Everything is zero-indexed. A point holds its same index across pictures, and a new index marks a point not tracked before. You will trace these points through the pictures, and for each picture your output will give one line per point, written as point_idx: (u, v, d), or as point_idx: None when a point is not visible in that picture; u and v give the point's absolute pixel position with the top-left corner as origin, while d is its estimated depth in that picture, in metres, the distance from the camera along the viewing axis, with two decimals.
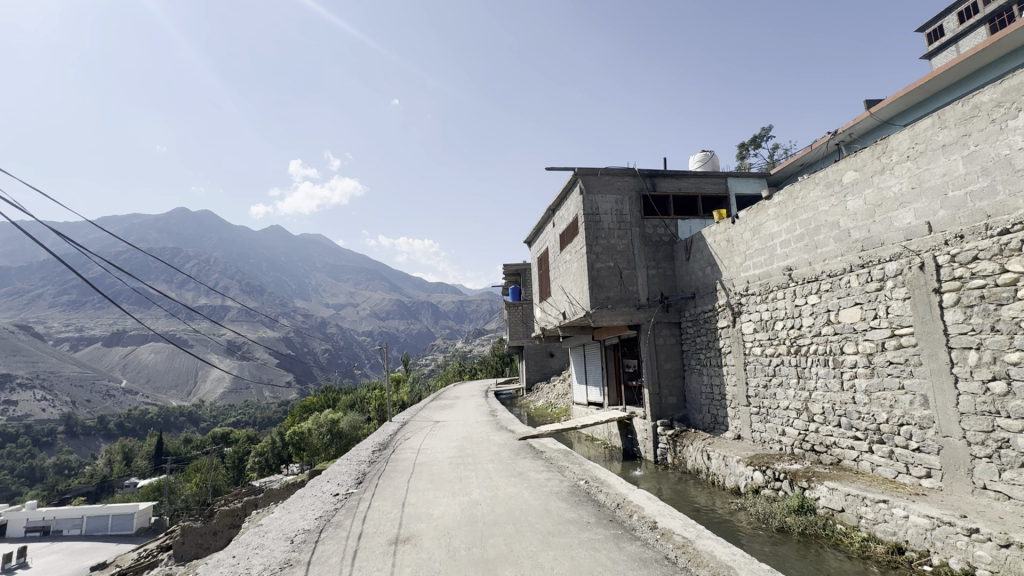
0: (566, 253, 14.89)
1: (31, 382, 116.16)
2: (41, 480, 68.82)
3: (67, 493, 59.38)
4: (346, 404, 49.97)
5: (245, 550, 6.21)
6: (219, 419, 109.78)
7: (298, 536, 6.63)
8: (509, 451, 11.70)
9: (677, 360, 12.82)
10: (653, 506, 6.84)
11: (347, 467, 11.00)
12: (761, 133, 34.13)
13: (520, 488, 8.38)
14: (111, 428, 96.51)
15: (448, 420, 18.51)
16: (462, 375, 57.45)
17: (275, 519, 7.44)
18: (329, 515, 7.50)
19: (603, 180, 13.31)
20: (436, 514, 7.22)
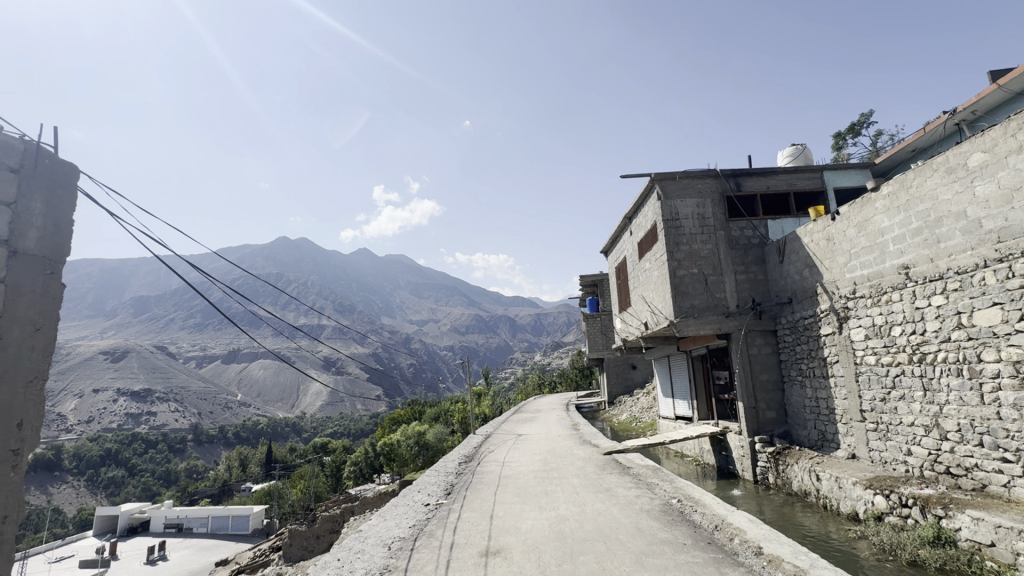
0: (646, 261, 14.41)
1: (166, 396, 133.39)
2: (175, 482, 78.29)
3: (195, 494, 67.06)
4: (431, 417, 51.74)
5: (347, 554, 6.62)
6: (318, 429, 118.51)
7: (394, 543, 6.94)
8: (595, 466, 11.45)
9: (774, 371, 11.87)
10: (757, 529, 6.33)
11: (437, 478, 11.35)
12: (860, 120, 31.10)
13: (608, 505, 8.13)
14: (229, 437, 108.14)
15: (530, 433, 18.50)
16: (543, 388, 57.30)
17: (373, 526, 7.86)
18: (421, 524, 7.80)
19: (682, 184, 12.79)
20: (525, 528, 7.21)
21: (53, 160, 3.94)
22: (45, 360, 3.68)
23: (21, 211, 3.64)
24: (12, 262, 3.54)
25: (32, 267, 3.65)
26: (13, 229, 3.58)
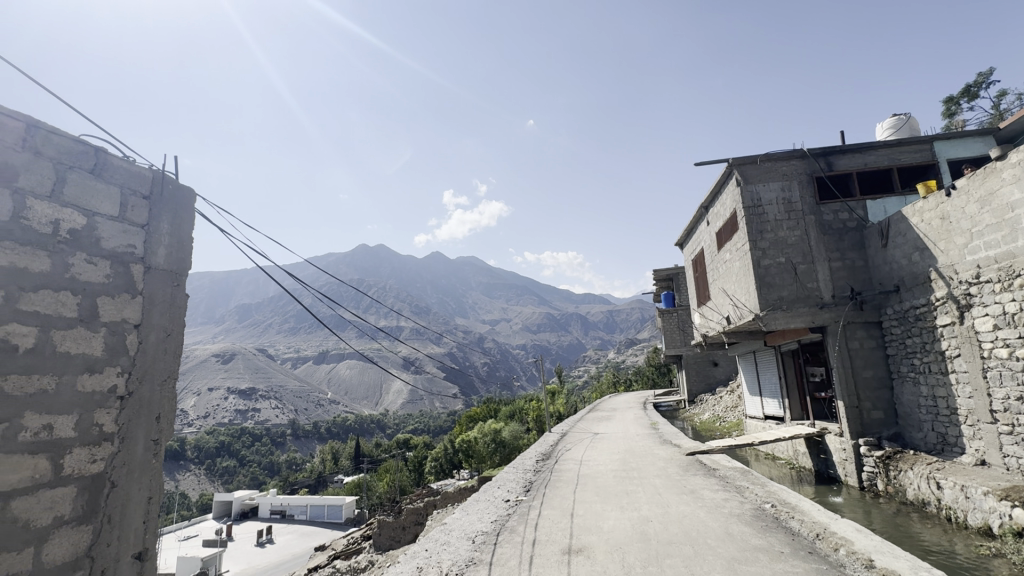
0: (726, 252, 13.63)
1: (268, 394, 146.74)
2: (278, 473, 85.98)
3: (295, 484, 73.32)
4: (506, 415, 52.56)
5: (434, 545, 6.90)
6: (401, 426, 124.66)
7: (478, 536, 7.13)
8: (677, 467, 11.03)
9: (879, 367, 10.76)
10: (867, 541, 5.75)
11: (515, 475, 11.51)
12: (977, 81, 27.30)
13: (694, 508, 7.79)
14: (322, 432, 116.78)
15: (607, 432, 18.18)
16: (617, 387, 56.19)
17: (458, 519, 8.13)
18: (503, 519, 7.93)
19: (764, 168, 11.95)
20: (607, 528, 7.10)
21: (175, 183, 4.41)
22: (178, 360, 4.17)
23: (153, 232, 4.14)
24: (148, 275, 4.03)
25: (162, 278, 4.14)
26: (146, 246, 4.06)
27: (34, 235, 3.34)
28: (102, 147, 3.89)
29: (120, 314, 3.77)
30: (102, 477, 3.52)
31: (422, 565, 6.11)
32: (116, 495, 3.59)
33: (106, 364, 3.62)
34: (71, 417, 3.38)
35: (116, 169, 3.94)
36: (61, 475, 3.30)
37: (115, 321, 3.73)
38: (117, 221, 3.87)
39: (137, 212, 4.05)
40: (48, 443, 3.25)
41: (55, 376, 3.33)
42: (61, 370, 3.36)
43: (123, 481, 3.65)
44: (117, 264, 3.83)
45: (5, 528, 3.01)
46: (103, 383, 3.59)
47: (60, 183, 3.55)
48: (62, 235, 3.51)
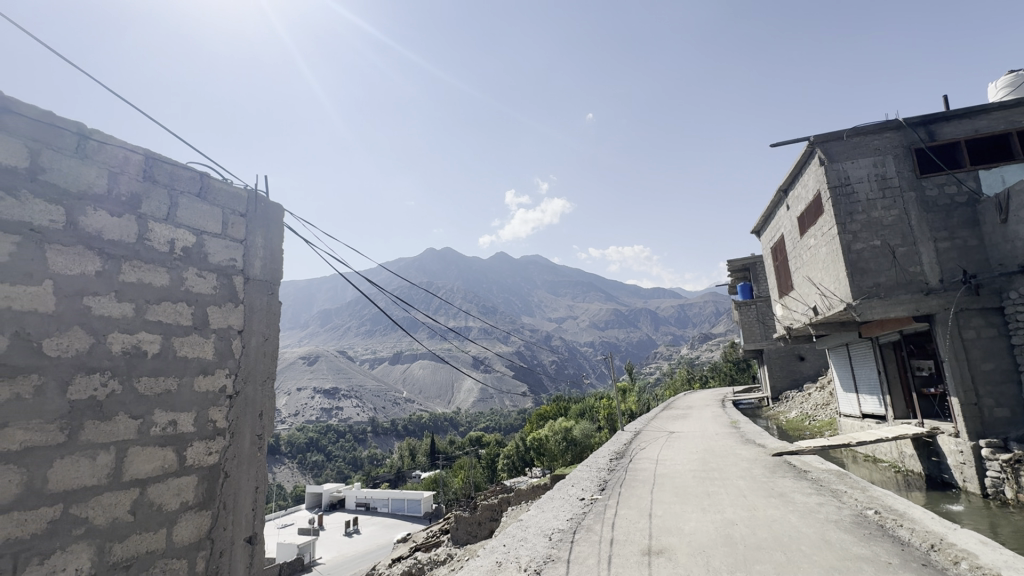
0: (810, 238, 12.65)
1: (349, 394, 156.03)
2: (361, 467, 91.18)
3: (377, 478, 77.49)
4: (576, 413, 52.19)
5: (512, 541, 7.02)
6: (473, 424, 127.55)
7: (555, 534, 7.15)
8: (762, 468, 10.39)
9: (1002, 359, 9.47)
10: (995, 555, 5.08)
11: (589, 473, 11.39)
12: None
13: (785, 512, 7.29)
14: (400, 429, 122.25)
15: (684, 430, 17.52)
16: (692, 384, 53.92)
17: (534, 516, 8.19)
18: (579, 518, 7.88)
19: (852, 143, 10.95)
20: (688, 530, 6.83)
21: (267, 201, 4.82)
22: (275, 362, 4.55)
23: (250, 246, 4.54)
24: (248, 286, 4.44)
25: (259, 288, 4.54)
26: (245, 259, 4.47)
27: (156, 253, 3.79)
28: (206, 173, 4.32)
29: (226, 320, 4.19)
30: (217, 468, 3.93)
31: (501, 561, 6.24)
32: (229, 485, 3.99)
33: (216, 367, 4.04)
34: (191, 414, 3.81)
35: (218, 192, 4.36)
36: (184, 465, 3.71)
37: (223, 327, 4.15)
38: (220, 237, 4.30)
39: (236, 228, 4.46)
40: (174, 437, 3.67)
41: (178, 377, 3.76)
42: (182, 372, 3.78)
43: (234, 472, 4.04)
44: (223, 276, 4.25)
45: (144, 508, 3.45)
46: (215, 384, 4.01)
47: (174, 207, 3.98)
48: (177, 252, 3.95)
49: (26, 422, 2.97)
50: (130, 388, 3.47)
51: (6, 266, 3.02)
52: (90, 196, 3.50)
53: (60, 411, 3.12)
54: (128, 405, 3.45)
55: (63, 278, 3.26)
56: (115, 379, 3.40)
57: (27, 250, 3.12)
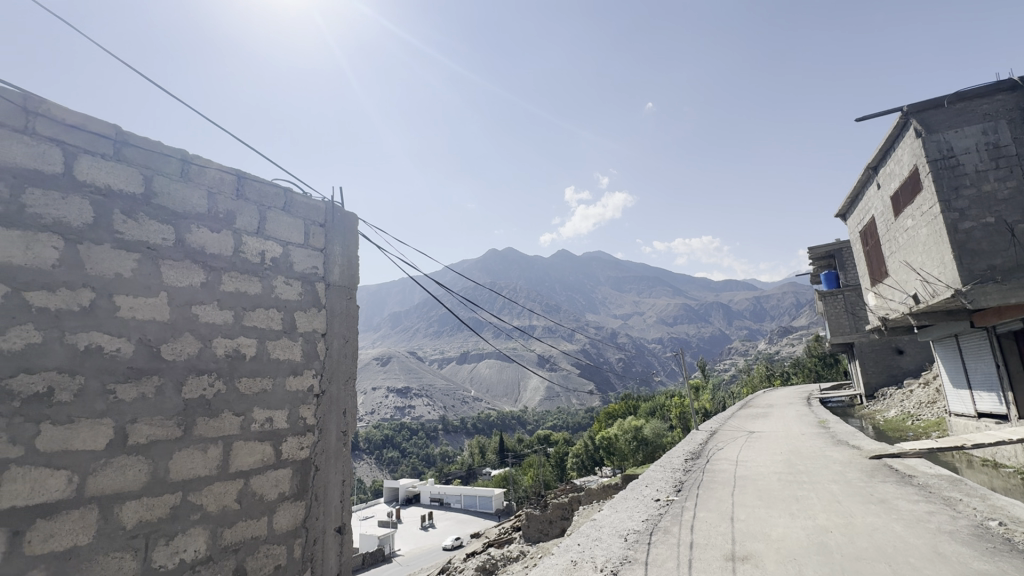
0: (907, 218, 11.45)
1: (421, 393, 161.97)
2: (434, 464, 94.40)
3: (450, 474, 79.85)
4: (647, 412, 50.75)
5: (586, 541, 6.94)
6: (540, 422, 127.92)
7: (631, 535, 6.99)
8: (858, 471, 9.55)
9: None
10: None
11: (663, 474, 11.03)
12: None
13: (888, 520, 6.65)
14: (469, 427, 125.13)
15: (765, 430, 16.49)
16: (773, 380, 50.63)
17: (607, 517, 8.06)
18: (656, 519, 7.66)
19: (954, 111, 9.79)
20: (776, 536, 6.43)
21: (342, 211, 5.10)
22: (355, 363, 4.81)
23: (329, 255, 4.84)
24: (329, 292, 4.72)
25: (339, 293, 4.82)
26: (326, 267, 4.76)
27: (249, 264, 4.13)
28: (289, 188, 4.63)
29: (311, 325, 4.49)
30: (308, 462, 4.22)
31: (576, 560, 6.19)
32: (319, 477, 4.28)
33: (305, 368, 4.34)
34: (284, 411, 4.12)
35: (299, 204, 4.67)
36: (281, 459, 4.03)
37: (308, 331, 4.45)
38: (304, 247, 4.61)
39: (317, 238, 4.77)
40: (270, 433, 3.99)
41: (271, 377, 4.07)
42: (275, 373, 4.10)
43: (323, 465, 4.33)
44: (307, 283, 4.55)
45: (248, 498, 3.77)
46: (303, 384, 4.30)
47: (262, 222, 4.31)
48: (267, 262, 4.28)
49: (149, 418, 3.32)
50: (232, 388, 3.81)
51: (129, 281, 3.39)
52: (194, 216, 3.86)
53: (177, 409, 3.47)
54: (230, 403, 3.78)
55: (175, 290, 3.63)
56: (219, 379, 3.74)
57: (144, 266, 3.49)
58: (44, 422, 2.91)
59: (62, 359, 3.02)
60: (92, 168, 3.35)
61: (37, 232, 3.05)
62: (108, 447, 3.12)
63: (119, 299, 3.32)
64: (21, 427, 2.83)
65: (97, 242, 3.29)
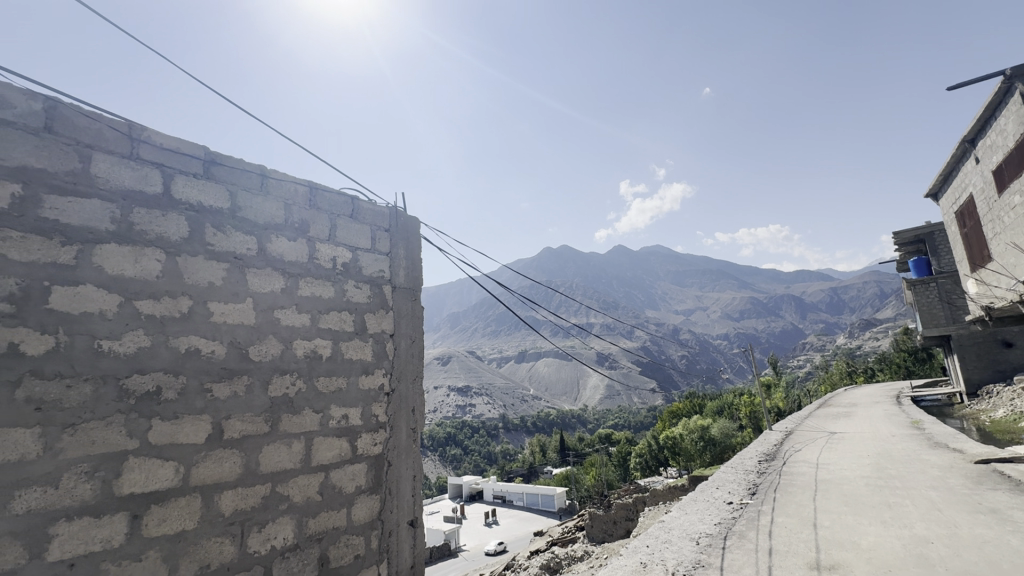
0: (1014, 196, 10.20)
1: (481, 391, 164.71)
2: (495, 461, 95.70)
3: (511, 472, 80.63)
4: (713, 411, 48.66)
5: (655, 542, 6.74)
6: (601, 421, 126.19)
7: (703, 538, 6.72)
8: (961, 478, 8.64)
9: None
10: None
11: (735, 475, 10.53)
12: None
13: (1001, 533, 5.94)
14: (529, 426, 125.69)
15: (848, 431, 15.31)
16: (855, 377, 46.89)
17: (676, 519, 7.78)
18: (729, 523, 7.31)
19: None
20: (866, 545, 5.94)
21: (405, 215, 5.28)
22: (423, 362, 4.97)
23: (394, 258, 5.03)
24: (395, 294, 4.91)
25: (405, 295, 4.99)
26: (392, 270, 4.96)
27: (322, 269, 4.37)
28: (356, 197, 4.85)
29: (380, 326, 4.69)
30: (381, 457, 4.41)
31: (646, 562, 6.02)
32: (392, 472, 4.46)
33: (375, 367, 4.53)
34: (358, 408, 4.33)
35: (366, 211, 4.89)
36: (357, 454, 4.24)
37: (378, 332, 4.65)
38: (371, 252, 4.81)
39: (382, 242, 4.97)
40: (347, 429, 4.20)
41: (346, 377, 4.29)
42: (349, 373, 4.32)
43: (395, 460, 4.51)
44: (375, 286, 4.76)
45: (329, 490, 4.00)
46: (374, 383, 4.50)
47: (333, 229, 4.55)
48: (339, 268, 4.52)
49: (241, 414, 3.60)
50: (312, 387, 4.05)
51: (221, 289, 3.70)
52: (273, 226, 4.14)
53: (264, 406, 3.74)
54: (310, 401, 4.02)
55: (260, 295, 3.91)
56: (299, 379, 3.99)
57: (232, 274, 3.78)
58: (155, 418, 3.22)
59: (168, 361, 3.33)
60: (186, 187, 3.68)
61: (143, 246, 3.38)
62: (207, 441, 3.41)
63: (213, 306, 3.62)
64: (136, 422, 3.14)
65: (193, 254, 3.61)
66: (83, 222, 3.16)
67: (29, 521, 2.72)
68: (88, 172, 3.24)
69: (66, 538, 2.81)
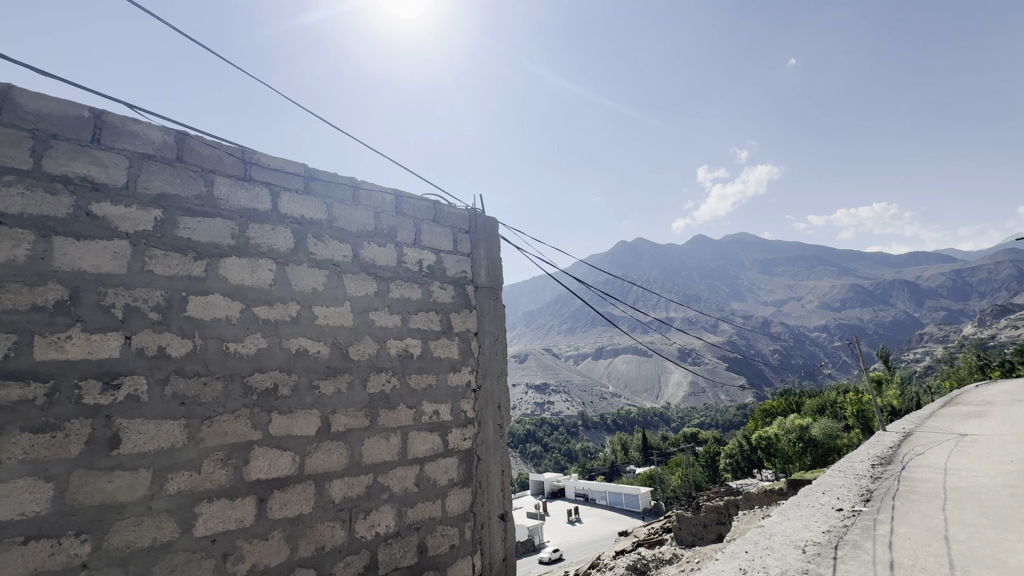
0: None
1: (558, 389, 164.47)
2: (576, 459, 95.08)
3: (593, 471, 79.66)
4: (813, 409, 44.76)
5: (755, 548, 6.32)
6: (686, 420, 120.82)
7: (810, 547, 6.21)
8: None
9: None
10: None
11: (843, 480, 9.62)
12: None
13: None
14: (610, 424, 123.36)
15: (982, 433, 13.41)
16: (989, 372, 40.87)
17: (778, 525, 7.26)
18: (840, 532, 6.68)
19: None
20: (1014, 565, 5.19)
21: (483, 217, 5.40)
22: (506, 359, 5.08)
23: (475, 258, 5.17)
24: (478, 293, 5.06)
25: (486, 294, 5.13)
26: (473, 270, 5.11)
27: (410, 272, 4.61)
28: (437, 202, 5.03)
29: (465, 325, 4.84)
30: (471, 452, 4.56)
31: (745, 568, 5.68)
32: (482, 466, 4.61)
33: (462, 364, 4.70)
34: (448, 404, 4.50)
35: (447, 215, 5.07)
36: (448, 448, 4.41)
37: (463, 330, 4.80)
38: (453, 253, 4.99)
39: (463, 244, 5.12)
40: (438, 424, 4.40)
41: (435, 374, 4.49)
42: (438, 370, 4.51)
43: (484, 455, 4.65)
44: (458, 287, 4.93)
45: (425, 482, 4.21)
46: (461, 380, 4.66)
47: (418, 234, 4.76)
48: (425, 270, 4.73)
49: (345, 409, 3.89)
50: (405, 383, 4.28)
51: (322, 293, 4.01)
52: (365, 234, 4.42)
53: (364, 401, 4.00)
54: (404, 397, 4.24)
55: (355, 299, 4.19)
56: (394, 376, 4.23)
57: (332, 280, 4.09)
58: (273, 412, 3.57)
59: (282, 361, 3.68)
60: (291, 203, 4.04)
61: (258, 258, 3.76)
62: (317, 433, 3.72)
63: (317, 309, 3.95)
64: (259, 416, 3.50)
65: (298, 262, 3.96)
66: (209, 239, 3.57)
67: (179, 500, 3.12)
68: (211, 195, 3.66)
69: (208, 517, 3.19)
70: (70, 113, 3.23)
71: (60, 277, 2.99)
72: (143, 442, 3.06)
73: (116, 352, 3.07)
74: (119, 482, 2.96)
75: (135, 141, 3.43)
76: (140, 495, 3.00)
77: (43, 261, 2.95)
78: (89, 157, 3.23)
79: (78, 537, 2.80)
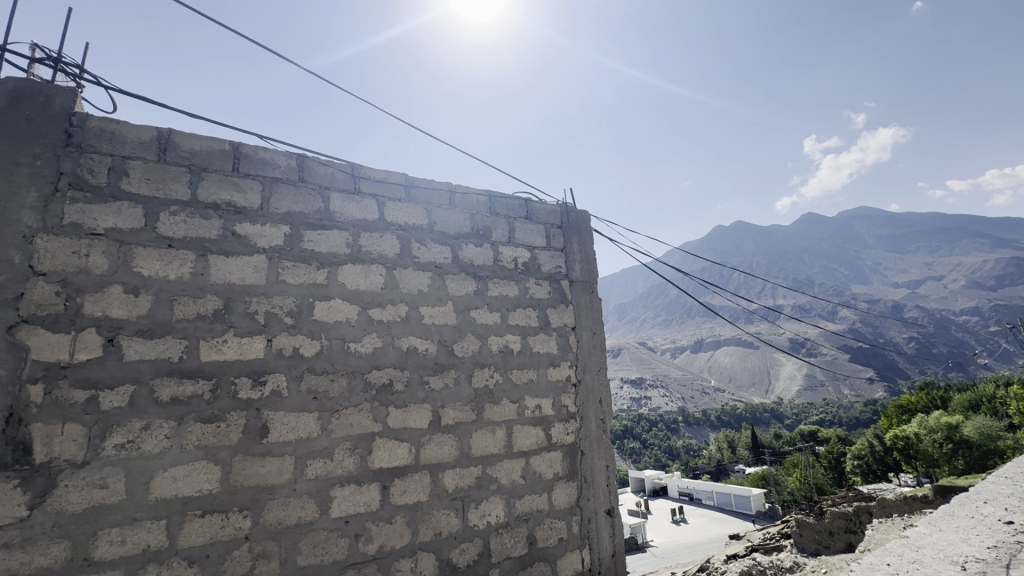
0: None
1: (655, 384, 158.65)
2: (678, 457, 91.03)
3: (697, 469, 75.81)
4: (964, 405, 38.60)
5: (900, 562, 5.60)
6: (803, 417, 110.26)
7: (971, 564, 5.37)
8: None
9: None
10: None
11: (1010, 488, 8.17)
12: None
13: None
14: (714, 420, 116.49)
15: None
16: None
17: (927, 536, 6.35)
18: (1012, 549, 5.69)
19: None
20: None
21: (575, 211, 5.37)
22: (604, 352, 5.02)
23: (569, 253, 5.16)
24: (573, 288, 5.05)
25: (582, 288, 5.11)
26: (567, 265, 5.10)
27: (506, 269, 4.71)
28: (529, 199, 5.09)
29: (562, 320, 4.86)
30: (575, 446, 4.57)
31: None
32: (586, 461, 4.60)
33: (561, 360, 4.72)
34: (549, 399, 4.54)
35: (540, 211, 5.10)
36: (552, 442, 4.45)
37: (560, 325, 4.82)
38: (547, 249, 5.02)
39: (555, 239, 5.13)
40: (541, 418, 4.45)
41: (535, 369, 4.54)
42: (538, 365, 4.56)
43: (587, 450, 4.63)
44: (553, 282, 4.95)
45: (531, 475, 4.29)
46: (561, 374, 4.68)
47: (512, 232, 4.86)
48: (520, 267, 4.81)
49: (453, 403, 4.09)
50: (507, 378, 4.39)
51: (427, 295, 4.25)
52: (462, 235, 4.60)
53: (469, 396, 4.17)
54: (507, 391, 4.36)
55: (457, 298, 4.38)
56: (496, 371, 4.35)
57: (434, 281, 4.31)
58: (390, 406, 3.85)
59: (395, 358, 3.95)
60: (395, 211, 4.32)
61: (370, 264, 4.08)
62: (429, 426, 3.96)
63: (423, 310, 4.19)
64: (378, 409, 3.80)
65: (405, 266, 4.22)
66: (328, 248, 3.93)
67: (317, 484, 3.49)
68: (328, 210, 4.03)
69: (341, 500, 3.54)
70: (216, 147, 3.74)
71: (215, 290, 3.47)
72: (286, 431, 3.47)
73: (261, 353, 3.50)
74: (271, 466, 3.38)
75: (266, 167, 3.88)
76: (286, 479, 3.40)
77: (202, 276, 3.45)
78: (231, 185, 3.71)
79: (240, 513, 3.25)
